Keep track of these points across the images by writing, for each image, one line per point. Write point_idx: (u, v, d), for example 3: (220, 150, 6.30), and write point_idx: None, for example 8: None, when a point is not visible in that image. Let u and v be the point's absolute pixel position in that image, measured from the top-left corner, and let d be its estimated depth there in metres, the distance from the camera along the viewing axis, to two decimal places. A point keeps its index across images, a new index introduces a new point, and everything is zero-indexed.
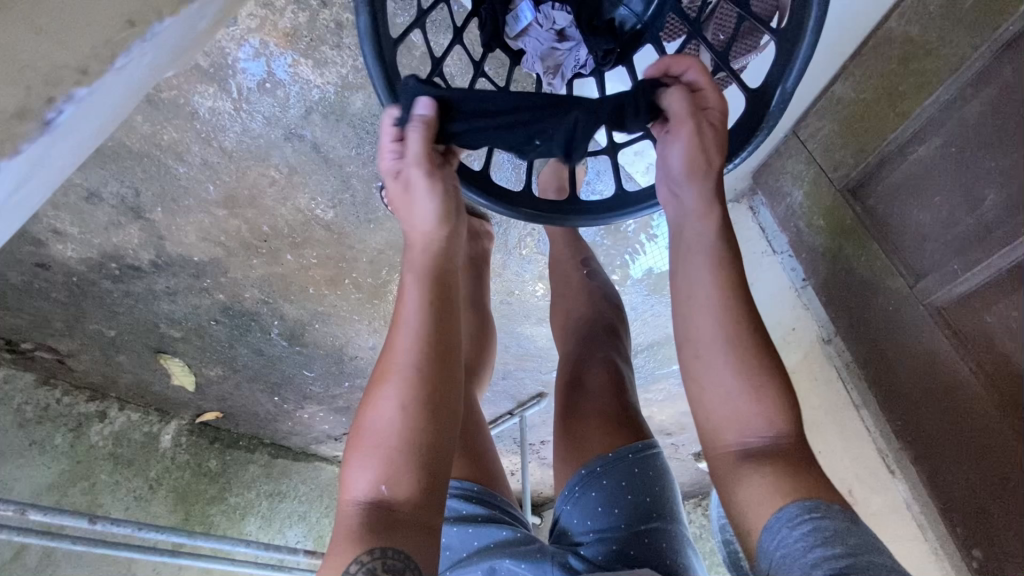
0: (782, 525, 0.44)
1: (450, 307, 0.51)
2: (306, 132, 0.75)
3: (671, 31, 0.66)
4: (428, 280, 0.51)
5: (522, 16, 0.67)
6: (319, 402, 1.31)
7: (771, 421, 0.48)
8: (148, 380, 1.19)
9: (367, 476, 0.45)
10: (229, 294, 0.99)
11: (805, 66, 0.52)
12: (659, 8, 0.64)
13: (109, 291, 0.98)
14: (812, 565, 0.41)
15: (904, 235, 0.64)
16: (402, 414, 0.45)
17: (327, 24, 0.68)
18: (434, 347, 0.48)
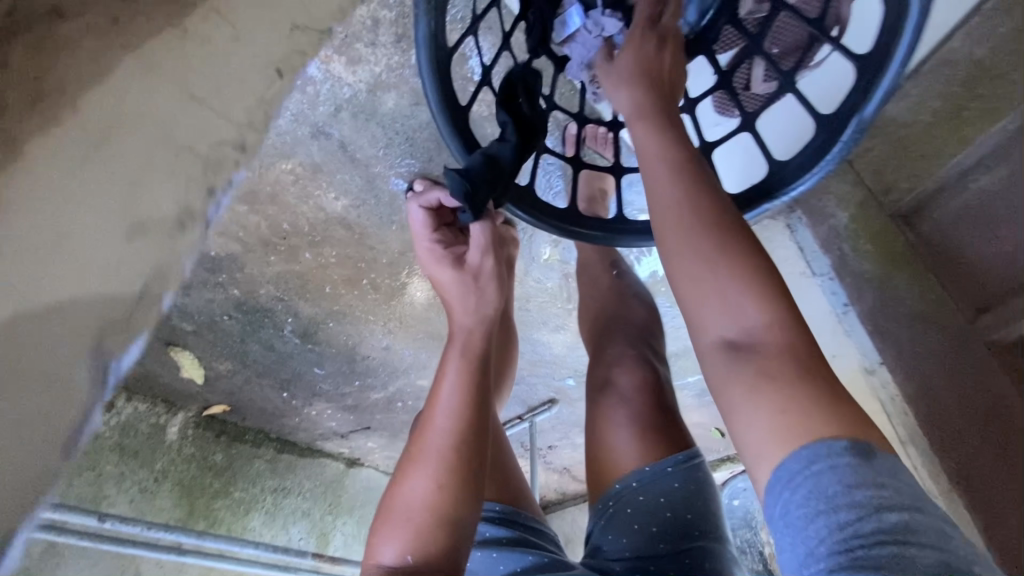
0: (790, 476, 0.40)
1: (484, 399, 0.58)
2: (333, 131, 0.74)
3: (728, 42, 0.65)
4: (465, 369, 0.58)
5: (569, 21, 0.65)
6: (328, 400, 1.30)
7: (766, 321, 0.45)
8: (156, 372, 1.17)
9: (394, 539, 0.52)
10: (244, 289, 0.97)
11: (886, 96, 0.55)
12: (715, 19, 0.65)
13: None
14: (825, 525, 0.38)
15: (971, 264, 0.74)
16: (430, 493, 0.52)
17: (364, 22, 0.66)
18: (467, 431, 0.55)
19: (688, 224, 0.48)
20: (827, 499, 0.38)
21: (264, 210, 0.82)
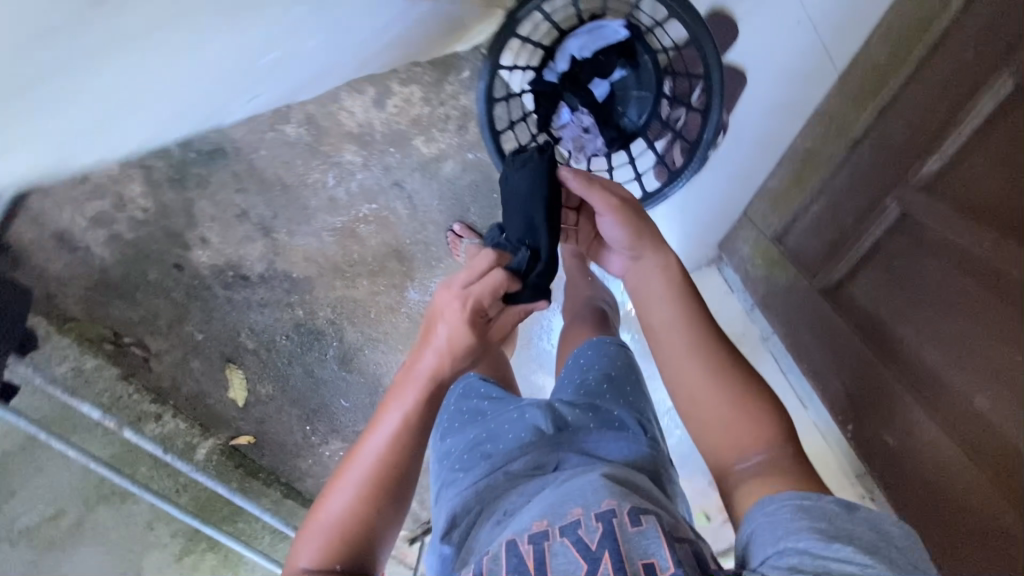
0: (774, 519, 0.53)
1: (418, 445, 0.65)
2: (406, 185, 1.07)
3: (657, 134, 0.86)
4: (413, 413, 0.65)
5: (562, 114, 0.87)
6: (343, 438, 1.44)
7: (762, 431, 0.60)
8: (206, 391, 1.38)
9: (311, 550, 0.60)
10: (307, 311, 1.24)
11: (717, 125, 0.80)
12: (650, 119, 0.85)
13: (216, 297, 1.24)
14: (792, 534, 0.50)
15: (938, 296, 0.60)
16: (346, 512, 0.62)
17: (441, 116, 1.00)
18: (396, 465, 0.64)
19: (695, 353, 0.65)
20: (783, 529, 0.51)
21: (343, 242, 1.14)
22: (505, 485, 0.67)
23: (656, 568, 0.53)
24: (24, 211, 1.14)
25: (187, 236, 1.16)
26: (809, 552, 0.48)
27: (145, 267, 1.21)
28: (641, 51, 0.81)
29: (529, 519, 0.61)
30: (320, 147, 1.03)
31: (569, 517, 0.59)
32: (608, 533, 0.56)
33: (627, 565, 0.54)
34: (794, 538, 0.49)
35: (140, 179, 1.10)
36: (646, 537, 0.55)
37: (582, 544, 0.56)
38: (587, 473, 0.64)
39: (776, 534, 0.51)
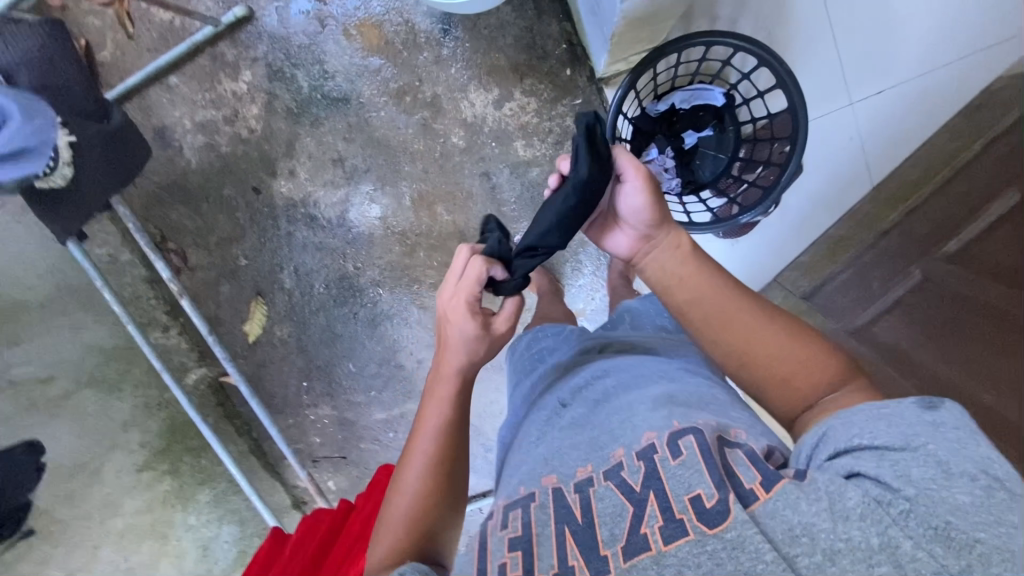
0: (837, 441, 0.51)
1: (458, 421, 0.68)
2: (494, 177, 1.20)
3: (728, 185, 1.00)
4: (449, 398, 0.68)
5: (650, 154, 0.99)
6: (335, 405, 1.40)
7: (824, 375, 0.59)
8: (223, 318, 1.36)
9: (390, 543, 0.60)
10: (356, 266, 1.31)
11: (795, 172, 0.85)
12: (722, 173, 0.99)
13: (277, 229, 1.30)
14: (854, 448, 0.50)
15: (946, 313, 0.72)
16: (422, 478, 0.64)
17: (545, 129, 1.17)
18: (446, 444, 0.65)
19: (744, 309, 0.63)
20: (846, 442, 0.51)
21: (418, 211, 1.25)
22: (552, 394, 0.74)
23: (703, 500, 0.49)
24: (139, 98, 1.23)
25: (278, 164, 1.26)
26: (881, 452, 0.48)
27: (223, 182, 1.29)
28: (731, 117, 0.98)
29: (578, 444, 0.61)
30: (433, 124, 1.19)
31: (612, 461, 0.57)
32: (650, 473, 0.53)
33: (674, 505, 0.50)
34: (868, 436, 0.49)
35: (261, 103, 1.22)
36: (687, 469, 0.51)
37: (625, 486, 0.54)
38: (639, 387, 0.66)
39: (850, 433, 0.51)
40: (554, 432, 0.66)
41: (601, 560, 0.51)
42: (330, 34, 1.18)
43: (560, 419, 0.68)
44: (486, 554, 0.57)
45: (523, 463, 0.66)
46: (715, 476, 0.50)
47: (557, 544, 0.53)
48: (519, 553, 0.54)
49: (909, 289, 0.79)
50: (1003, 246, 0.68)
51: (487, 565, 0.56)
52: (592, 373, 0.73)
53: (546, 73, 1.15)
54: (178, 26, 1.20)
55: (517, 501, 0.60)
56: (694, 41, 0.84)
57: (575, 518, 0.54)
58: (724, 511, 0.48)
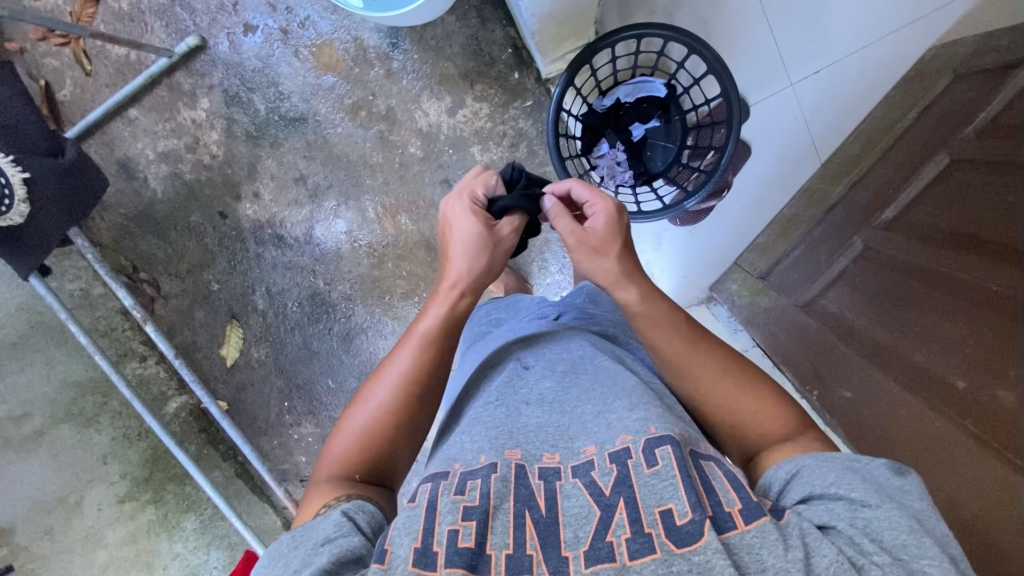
0: (814, 479, 0.49)
1: (445, 349, 0.64)
2: (454, 183, 1.22)
3: (679, 174, 1.00)
4: (437, 322, 0.64)
5: (601, 148, 1.02)
6: (317, 423, 1.40)
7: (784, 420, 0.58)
8: (200, 345, 1.36)
9: (342, 456, 0.58)
10: (326, 282, 1.32)
11: (736, 146, 0.86)
12: (672, 163, 1.00)
13: (246, 252, 1.32)
14: (833, 494, 0.47)
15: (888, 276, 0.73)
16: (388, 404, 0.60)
17: (499, 133, 1.19)
18: (424, 371, 0.62)
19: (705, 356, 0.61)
20: (823, 484, 0.48)
21: (383, 222, 1.26)
22: (512, 360, 0.67)
23: (674, 516, 0.45)
24: (101, 134, 1.25)
25: (242, 187, 1.28)
26: (854, 508, 0.45)
27: (190, 209, 1.30)
28: (676, 105, 1.00)
29: (545, 428, 0.56)
30: (390, 136, 1.21)
31: (582, 456, 0.51)
32: (622, 477, 0.48)
33: (643, 515, 0.45)
34: (845, 489, 0.47)
35: (221, 129, 1.25)
36: (662, 480, 0.47)
37: (594, 487, 0.48)
38: (609, 369, 0.62)
39: (826, 480, 0.48)
40: (522, 408, 0.59)
41: (561, 560, 0.44)
42: (282, 57, 1.20)
43: (524, 392, 0.61)
44: (435, 515, 0.47)
45: (481, 425, 0.57)
46: (691, 495, 0.45)
47: (515, 525, 0.46)
48: (475, 522, 0.46)
49: (852, 259, 0.82)
50: (935, 211, 0.70)
51: (435, 527, 0.46)
52: (548, 340, 0.68)
53: (494, 79, 1.17)
54: (134, 60, 1.23)
55: (477, 469, 0.51)
56: (621, 36, 0.87)
57: (539, 505, 0.48)
58: (697, 532, 0.43)
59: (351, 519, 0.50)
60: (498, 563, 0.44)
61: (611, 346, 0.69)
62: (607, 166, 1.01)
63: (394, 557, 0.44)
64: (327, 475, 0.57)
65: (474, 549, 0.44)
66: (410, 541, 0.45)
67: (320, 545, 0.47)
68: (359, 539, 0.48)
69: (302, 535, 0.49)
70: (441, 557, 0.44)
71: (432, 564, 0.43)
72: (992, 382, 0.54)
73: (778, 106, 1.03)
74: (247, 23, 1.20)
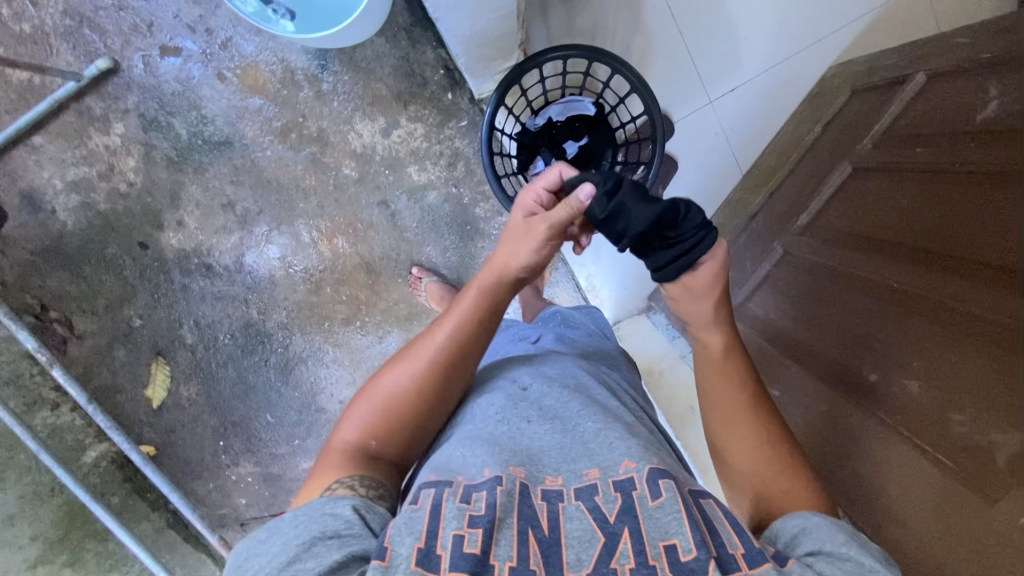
0: (825, 537, 0.47)
1: (484, 329, 0.61)
2: (391, 204, 1.20)
3: None
4: (469, 318, 0.60)
5: (538, 166, 1.03)
6: (257, 461, 1.33)
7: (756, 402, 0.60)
8: (121, 386, 1.26)
9: (359, 426, 0.57)
10: (260, 311, 1.26)
11: (660, 160, 0.90)
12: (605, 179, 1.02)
13: (172, 283, 1.24)
14: (844, 554, 0.46)
15: (807, 281, 0.76)
16: (410, 381, 0.58)
17: (436, 153, 1.19)
18: (460, 349, 0.60)
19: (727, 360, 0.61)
20: (834, 541, 0.47)
21: (319, 246, 1.22)
22: (504, 375, 0.66)
23: (678, 552, 0.45)
24: (1, 163, 1.16)
25: (163, 216, 1.21)
26: (862, 570, 0.44)
27: (105, 240, 1.21)
28: (606, 124, 1.02)
29: (545, 449, 0.55)
30: (322, 158, 1.18)
31: (585, 479, 0.51)
32: (627, 506, 0.48)
33: (648, 548, 0.46)
34: (854, 551, 0.46)
35: (138, 155, 1.18)
36: (665, 514, 0.47)
37: (598, 513, 0.48)
38: (599, 400, 0.62)
39: (837, 538, 0.47)
40: (524, 424, 0.58)
41: None
42: (204, 79, 1.16)
43: (526, 405, 0.60)
44: (438, 518, 0.47)
45: (478, 439, 0.56)
46: (696, 533, 0.46)
47: (518, 540, 0.46)
48: (481, 530, 0.46)
49: (774, 264, 0.87)
50: (840, 215, 0.75)
51: (439, 530, 0.46)
52: (516, 364, 0.69)
53: (428, 99, 1.17)
54: (37, 84, 1.14)
55: (481, 481, 0.50)
56: (546, 57, 0.89)
57: (541, 525, 0.48)
58: (701, 570, 0.44)
59: (361, 516, 0.49)
60: (502, 571, 0.44)
61: (598, 370, 0.69)
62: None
63: (395, 554, 0.45)
64: (346, 441, 0.56)
65: (479, 556, 0.44)
66: (412, 540, 0.45)
67: (327, 537, 0.47)
68: (370, 540, 0.48)
69: (308, 515, 0.49)
70: (445, 560, 0.44)
71: (435, 565, 0.44)
72: (900, 372, 0.57)
73: (698, 122, 1.08)
74: (163, 45, 1.15)
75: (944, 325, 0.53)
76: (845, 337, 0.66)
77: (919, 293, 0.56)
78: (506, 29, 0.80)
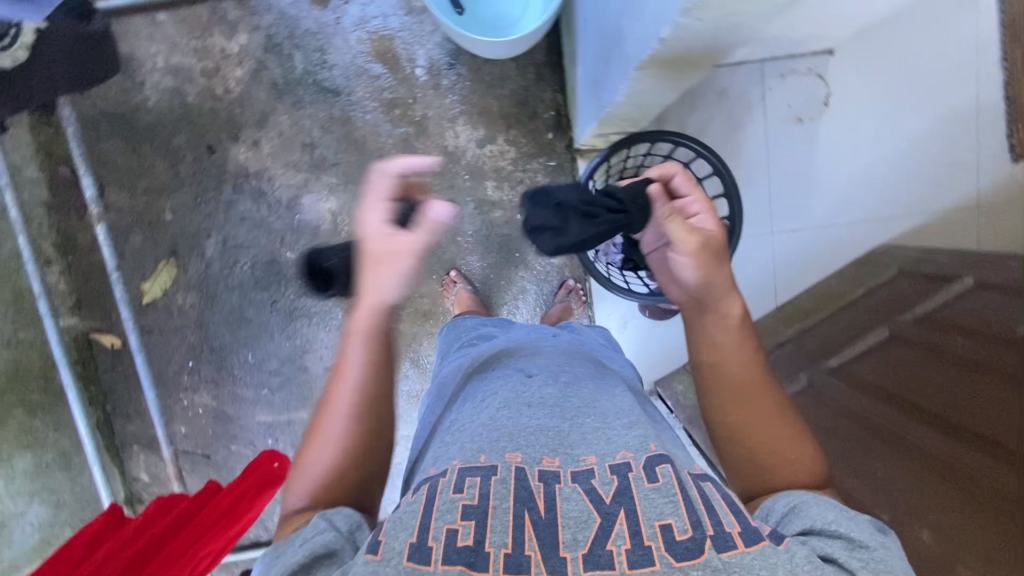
0: (814, 513, 0.52)
1: (388, 373, 0.67)
2: (456, 207, 1.24)
3: None
4: (360, 367, 0.65)
5: None
6: (217, 394, 1.30)
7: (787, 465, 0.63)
8: (123, 270, 1.25)
9: (308, 486, 0.63)
10: (290, 254, 1.26)
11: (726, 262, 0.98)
12: None
13: (219, 194, 1.24)
14: (833, 531, 0.50)
15: (829, 419, 0.85)
16: (340, 440, 0.64)
17: (516, 178, 1.24)
18: (370, 398, 0.65)
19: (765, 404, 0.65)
20: (824, 521, 0.51)
21: None
22: (510, 363, 0.71)
23: (673, 532, 0.48)
24: (117, 23, 1.18)
25: (243, 131, 1.22)
26: (853, 546, 0.48)
27: (175, 131, 1.22)
28: None
29: (546, 432, 0.58)
30: (414, 141, 1.23)
31: (582, 464, 0.55)
32: (623, 489, 0.51)
33: (643, 528, 0.48)
34: (844, 528, 0.50)
35: (247, 69, 1.21)
36: (661, 496, 0.50)
37: (594, 494, 0.51)
38: (606, 397, 0.65)
39: (826, 517, 0.51)
40: (524, 409, 0.61)
41: (559, 560, 0.47)
42: (341, 29, 1.20)
43: (528, 395, 0.63)
44: (432, 513, 0.51)
45: (482, 427, 0.60)
46: (691, 515, 0.49)
47: (514, 525, 0.49)
48: (473, 523, 0.49)
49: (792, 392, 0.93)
50: (869, 368, 0.83)
51: (431, 525, 0.50)
52: (532, 356, 0.73)
53: (529, 130, 1.22)
54: None
55: (476, 468, 0.55)
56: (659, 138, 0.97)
57: (538, 507, 0.50)
58: (696, 549, 0.46)
59: (328, 519, 0.56)
60: (497, 557, 0.47)
61: (600, 366, 0.74)
62: (604, 244, 1.09)
63: (387, 549, 0.48)
64: (299, 499, 0.62)
65: (472, 548, 0.48)
66: (406, 536, 0.49)
67: (299, 544, 0.54)
68: (334, 534, 0.55)
69: (287, 543, 0.55)
70: (435, 552, 0.47)
71: (427, 554, 0.47)
72: (913, 523, 0.68)
73: (759, 247, 1.18)
74: None
75: (973, 501, 0.61)
76: (862, 477, 0.75)
77: (944, 458, 0.65)
78: (649, 111, 0.82)
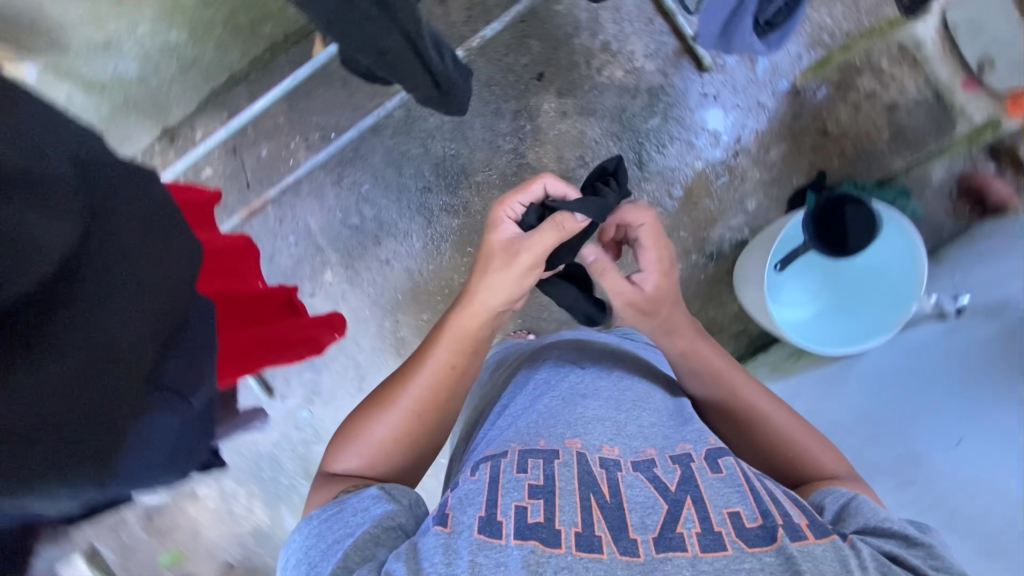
0: (866, 507, 0.55)
1: (463, 356, 0.72)
2: None
3: None
4: (438, 363, 0.71)
5: None
6: (312, 170, 1.27)
7: None
8: None
9: (351, 454, 0.67)
10: (475, 183, 1.28)
11: None
12: None
13: (501, 98, 1.27)
14: (888, 523, 0.52)
15: None
16: (396, 422, 0.69)
17: None
18: (435, 387, 0.71)
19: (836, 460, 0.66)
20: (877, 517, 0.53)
21: None
22: (556, 360, 0.71)
23: (742, 518, 0.49)
24: None
25: (566, 96, 1.26)
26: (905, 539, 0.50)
27: (540, 38, 1.26)
28: None
29: (598, 425, 0.60)
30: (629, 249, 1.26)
31: (641, 454, 0.57)
32: (687, 477, 0.53)
33: (713, 515, 0.49)
34: (897, 526, 0.52)
35: (625, 78, 1.26)
36: (726, 484, 0.52)
37: (658, 482, 0.53)
38: (664, 403, 0.66)
39: (879, 516, 0.53)
40: (578, 402, 0.63)
41: (630, 541, 0.47)
42: (696, 148, 1.25)
43: (586, 391, 0.64)
44: (497, 488, 0.53)
45: (535, 416, 0.62)
46: (759, 504, 0.50)
47: (581, 507, 0.50)
48: (541, 500, 0.51)
49: None
50: None
51: (497, 500, 0.51)
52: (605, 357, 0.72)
53: None
54: None
55: (537, 452, 0.56)
56: None
57: (603, 492, 0.52)
58: (766, 534, 0.47)
59: (389, 495, 0.59)
60: (567, 535, 0.48)
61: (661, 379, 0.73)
62: None
63: (457, 521, 0.51)
64: (338, 471, 0.66)
65: (543, 523, 0.49)
66: (475, 510, 0.51)
67: (366, 516, 0.56)
68: (398, 510, 0.58)
69: (345, 507, 0.58)
70: (506, 526, 0.49)
71: (497, 528, 0.48)
72: None
73: None
74: None
75: None
76: None
77: None
78: None
